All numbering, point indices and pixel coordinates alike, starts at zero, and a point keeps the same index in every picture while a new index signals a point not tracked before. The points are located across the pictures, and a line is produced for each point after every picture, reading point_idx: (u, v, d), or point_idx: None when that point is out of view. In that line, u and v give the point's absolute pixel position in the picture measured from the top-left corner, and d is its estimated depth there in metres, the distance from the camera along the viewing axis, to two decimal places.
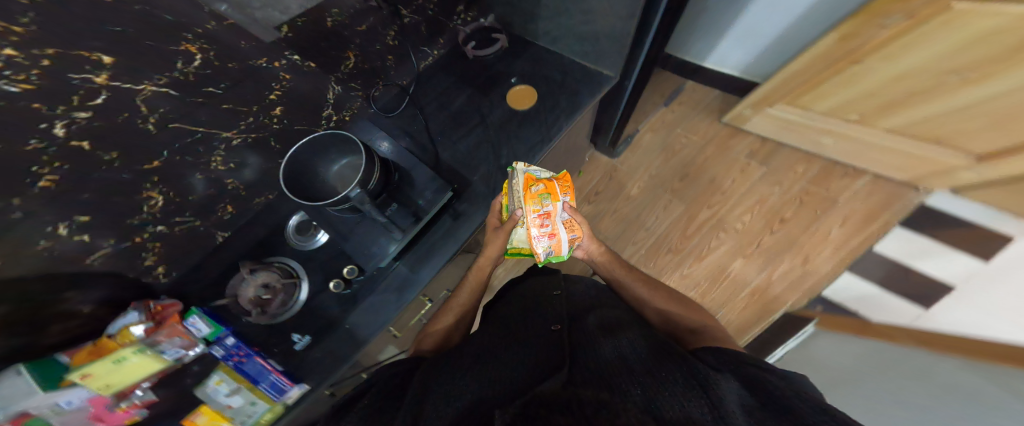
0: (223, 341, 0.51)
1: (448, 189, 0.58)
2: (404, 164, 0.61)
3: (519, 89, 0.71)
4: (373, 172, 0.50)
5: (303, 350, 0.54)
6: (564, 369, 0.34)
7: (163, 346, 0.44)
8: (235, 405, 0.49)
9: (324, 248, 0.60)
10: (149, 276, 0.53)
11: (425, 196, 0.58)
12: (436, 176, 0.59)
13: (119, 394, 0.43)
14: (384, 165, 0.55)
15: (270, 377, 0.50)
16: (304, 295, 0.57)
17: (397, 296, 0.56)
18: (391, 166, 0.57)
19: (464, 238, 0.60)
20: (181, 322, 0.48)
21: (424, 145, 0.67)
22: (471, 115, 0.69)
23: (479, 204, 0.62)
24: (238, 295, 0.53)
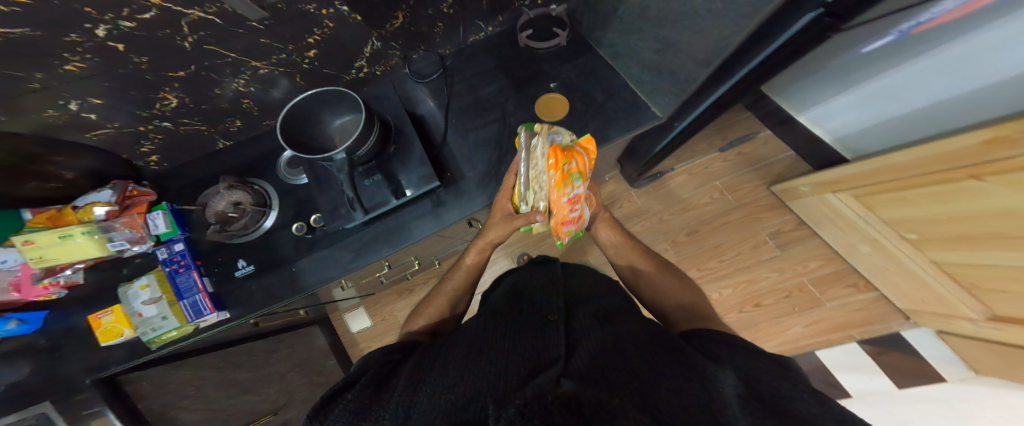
0: (170, 245, 0.68)
1: (436, 180, 0.63)
2: (407, 139, 0.66)
3: (553, 97, 0.69)
4: (366, 142, 0.57)
5: (243, 277, 0.70)
6: (558, 363, 0.35)
7: (113, 234, 0.64)
8: (143, 315, 0.65)
9: (303, 188, 0.74)
10: (140, 160, 0.71)
11: (410, 178, 0.63)
12: (427, 163, 0.64)
13: (48, 271, 0.63)
14: (383, 136, 0.62)
15: (195, 295, 0.65)
16: (269, 223, 0.72)
17: (351, 258, 0.67)
18: (390, 137, 0.64)
19: (432, 227, 0.65)
20: (144, 216, 0.68)
21: (437, 124, 0.71)
22: (492, 109, 0.71)
23: (459, 200, 0.66)
24: (213, 207, 0.72)
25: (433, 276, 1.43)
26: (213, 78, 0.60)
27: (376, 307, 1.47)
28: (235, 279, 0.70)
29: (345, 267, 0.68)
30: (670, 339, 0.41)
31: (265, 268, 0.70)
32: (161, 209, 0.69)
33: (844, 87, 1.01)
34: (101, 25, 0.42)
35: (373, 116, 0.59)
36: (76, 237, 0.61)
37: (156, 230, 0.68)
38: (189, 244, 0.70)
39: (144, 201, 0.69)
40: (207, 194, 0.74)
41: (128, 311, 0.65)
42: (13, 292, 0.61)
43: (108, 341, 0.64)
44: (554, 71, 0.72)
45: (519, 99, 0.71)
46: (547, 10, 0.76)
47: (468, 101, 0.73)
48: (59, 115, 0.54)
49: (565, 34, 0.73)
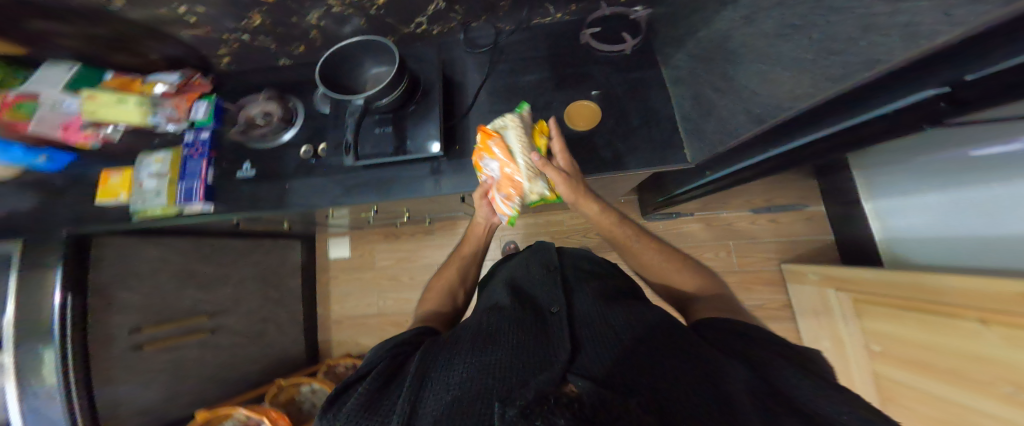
0: (198, 132, 0.71)
1: (437, 149, 0.60)
2: (431, 102, 0.63)
3: (585, 105, 0.65)
4: (387, 94, 0.57)
5: (242, 179, 0.69)
6: (566, 358, 0.33)
7: (159, 108, 0.69)
8: (142, 185, 0.68)
9: (323, 118, 0.73)
10: (215, 59, 0.74)
11: (417, 141, 0.61)
12: (437, 132, 0.61)
13: (94, 124, 0.66)
14: (406, 93, 0.61)
15: (194, 183, 0.66)
16: (286, 137, 0.72)
17: (339, 194, 0.66)
18: (413, 97, 0.62)
19: (420, 193, 0.63)
20: (191, 102, 0.73)
21: (468, 100, 0.68)
22: (525, 97, 0.67)
23: (461, 172, 0.63)
24: (249, 109, 0.74)
25: (419, 232, 1.44)
26: (294, 7, 0.60)
27: (358, 246, 1.48)
28: (232, 181, 0.70)
29: (332, 200, 0.66)
30: (671, 321, 0.40)
31: (262, 179, 0.70)
32: (208, 98, 0.74)
33: (898, 183, 0.88)
34: None
35: (404, 71, 0.58)
36: (131, 103, 0.66)
37: (193, 116, 0.72)
38: (215, 136, 0.72)
39: (200, 91, 0.75)
40: (245, 99, 0.77)
41: (133, 178, 0.68)
42: (58, 132, 0.63)
43: (104, 200, 0.69)
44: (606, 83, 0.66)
45: (557, 97, 0.67)
46: (626, 10, 0.69)
47: (503, 84, 0.69)
48: (169, 14, 0.59)
49: (633, 43, 0.67)
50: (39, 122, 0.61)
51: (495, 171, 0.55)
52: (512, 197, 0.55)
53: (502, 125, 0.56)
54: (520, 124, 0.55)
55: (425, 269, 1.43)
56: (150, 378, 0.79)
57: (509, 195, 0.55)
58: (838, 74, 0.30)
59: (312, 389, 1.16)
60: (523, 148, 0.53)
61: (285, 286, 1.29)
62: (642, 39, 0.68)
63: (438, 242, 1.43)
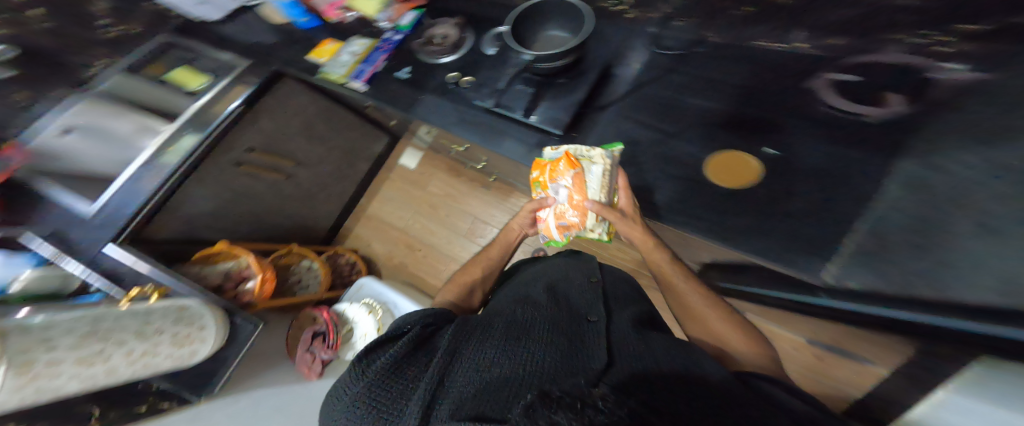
0: (395, 33, 0.94)
1: (558, 129, 0.67)
2: (577, 89, 0.70)
3: (748, 161, 0.57)
4: (550, 60, 0.64)
5: (396, 77, 0.88)
6: (603, 368, 0.33)
7: (387, 10, 0.97)
8: (341, 56, 0.94)
9: (484, 57, 0.83)
10: None
11: (543, 114, 0.69)
12: (566, 111, 0.68)
13: (345, 9, 1.01)
14: (562, 68, 0.68)
15: (368, 68, 0.89)
16: (445, 61, 0.86)
17: (454, 119, 0.79)
18: (564, 72, 0.70)
19: (516, 152, 0.72)
20: (405, 11, 0.96)
21: (605, 95, 0.71)
22: (664, 117, 0.66)
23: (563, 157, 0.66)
24: (435, 27, 0.91)
25: (476, 182, 1.47)
26: None
27: (424, 166, 1.56)
28: (389, 75, 0.89)
29: (444, 122, 0.79)
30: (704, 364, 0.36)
31: (409, 82, 0.87)
32: (417, 11, 0.97)
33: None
34: None
35: (577, 49, 0.64)
36: (376, 2, 0.97)
37: (400, 21, 0.96)
38: (403, 40, 0.93)
39: (416, 4, 0.97)
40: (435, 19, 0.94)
41: (340, 50, 0.95)
42: (327, 6, 1.02)
43: (311, 57, 0.96)
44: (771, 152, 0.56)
45: (686, 143, 0.62)
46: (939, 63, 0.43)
47: (647, 96, 0.68)
48: None
49: (895, 109, 0.48)
50: None
51: (562, 198, 0.61)
52: (563, 224, 0.62)
53: (589, 157, 0.61)
54: (609, 165, 0.59)
55: (458, 216, 1.48)
56: (214, 193, 0.93)
57: (563, 222, 0.62)
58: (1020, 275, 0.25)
59: (308, 267, 1.32)
60: (598, 188, 0.58)
61: (358, 167, 1.44)
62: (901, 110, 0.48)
63: (485, 197, 1.45)
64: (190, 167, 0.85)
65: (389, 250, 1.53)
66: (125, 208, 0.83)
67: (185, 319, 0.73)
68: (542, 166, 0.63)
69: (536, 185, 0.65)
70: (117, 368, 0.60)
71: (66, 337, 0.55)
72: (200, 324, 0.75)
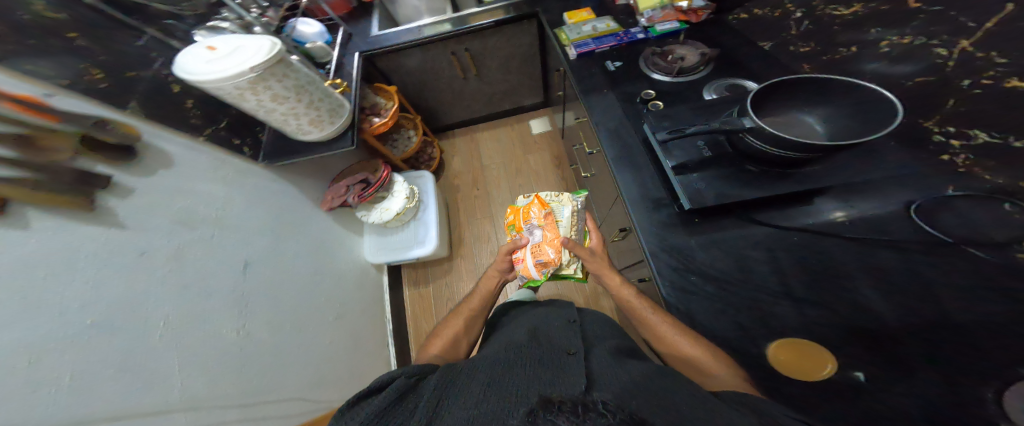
0: (641, 33, 0.94)
1: (691, 205, 0.56)
2: (761, 191, 0.55)
3: (824, 366, 0.44)
4: (765, 146, 0.53)
5: (603, 66, 0.90)
6: (585, 381, 0.37)
7: (657, 10, 0.95)
8: (585, 25, 1.01)
9: (692, 95, 0.78)
10: (737, 12, 0.90)
11: (696, 186, 0.57)
12: (721, 199, 0.55)
13: None
14: (766, 163, 0.57)
15: (591, 44, 0.93)
16: (656, 77, 0.83)
17: (611, 128, 0.76)
18: (765, 167, 0.57)
19: (635, 195, 0.63)
20: (669, 20, 0.94)
21: (778, 215, 0.56)
22: (811, 277, 0.50)
23: (671, 231, 0.58)
24: (679, 47, 0.87)
25: (563, 180, 1.57)
26: None
27: (547, 143, 1.70)
28: (600, 58, 0.92)
29: (601, 123, 0.77)
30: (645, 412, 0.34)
31: (609, 74, 0.88)
32: (681, 24, 0.94)
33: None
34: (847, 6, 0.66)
35: (807, 153, 0.51)
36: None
37: (657, 26, 0.94)
38: (641, 42, 0.94)
39: (688, 19, 0.94)
40: (689, 41, 0.89)
41: (588, 21, 1.02)
42: None
43: (566, 17, 1.08)
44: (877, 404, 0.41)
45: (790, 315, 0.48)
46: None
47: (827, 247, 0.52)
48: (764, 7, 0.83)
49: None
50: None
51: (536, 238, 0.67)
52: (538, 261, 0.64)
53: (559, 201, 0.72)
54: (576, 206, 0.71)
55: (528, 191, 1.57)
56: None
57: (540, 259, 0.64)
58: None
59: (408, 137, 1.51)
60: (568, 226, 0.69)
61: (505, 101, 1.70)
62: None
63: None
64: (439, 39, 1.24)
65: (465, 169, 1.68)
66: (384, 41, 1.25)
67: (336, 115, 0.88)
68: (517, 209, 0.74)
69: (512, 229, 0.73)
70: (277, 112, 0.76)
71: (293, 80, 0.72)
72: (338, 118, 0.90)
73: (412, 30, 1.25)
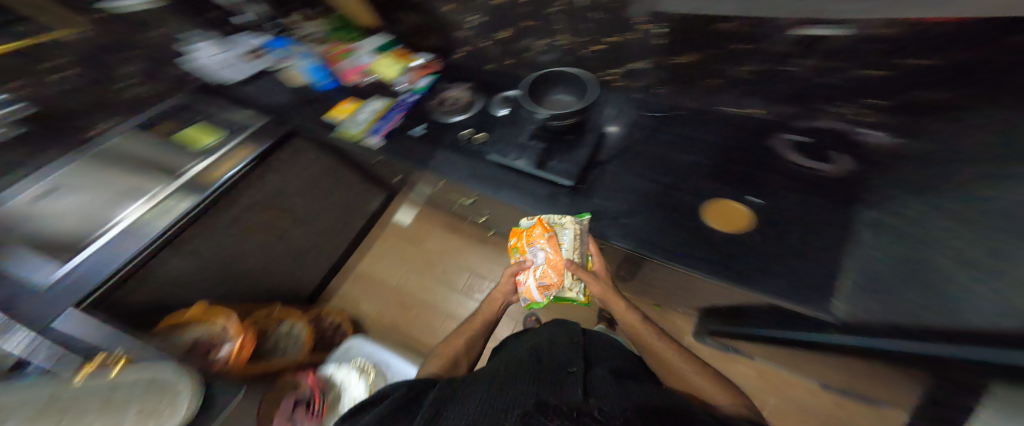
0: (412, 95, 0.83)
1: (570, 180, 0.58)
2: (606, 154, 0.62)
3: (744, 213, 0.49)
4: (570, 118, 0.55)
5: (412, 135, 0.76)
6: (580, 397, 0.34)
7: (406, 75, 0.87)
8: (358, 115, 0.80)
9: (470, 116, 0.76)
10: (444, 42, 0.86)
11: (558, 163, 0.59)
12: (581, 165, 0.59)
13: (364, 73, 0.89)
14: (579, 125, 0.61)
15: (386, 126, 0.77)
16: (455, 120, 0.76)
17: (456, 164, 0.69)
18: (598, 144, 0.63)
19: (530, 204, 0.61)
20: (423, 77, 0.86)
21: (618, 144, 0.62)
22: (676, 174, 0.56)
23: (574, 206, 0.58)
24: (448, 90, 0.82)
25: (473, 237, 1.36)
26: (525, 32, 0.70)
27: (424, 222, 1.43)
28: (403, 134, 0.77)
29: (457, 177, 0.67)
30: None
31: (406, 138, 0.76)
32: (433, 76, 0.87)
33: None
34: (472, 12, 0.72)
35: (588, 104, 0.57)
36: (396, 66, 0.86)
37: (417, 85, 0.85)
38: (419, 101, 0.82)
39: (432, 71, 0.88)
40: (451, 82, 0.85)
41: (358, 109, 0.81)
42: (345, 69, 0.89)
43: (328, 117, 0.81)
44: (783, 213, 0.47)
45: (701, 199, 0.52)
46: (852, 132, 0.50)
47: (655, 154, 0.59)
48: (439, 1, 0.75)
49: (839, 170, 0.48)
50: (346, 62, 0.90)
51: (541, 259, 0.57)
52: (544, 284, 0.55)
53: (561, 221, 0.55)
54: (581, 227, 0.54)
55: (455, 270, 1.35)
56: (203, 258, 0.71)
57: (544, 281, 0.55)
58: None
59: (288, 331, 1.07)
60: (574, 248, 0.53)
61: (353, 223, 1.19)
62: (857, 166, 0.48)
63: (483, 253, 1.35)
64: (186, 221, 0.64)
65: (377, 308, 1.31)
66: (84, 284, 0.56)
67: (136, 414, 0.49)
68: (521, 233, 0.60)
69: (517, 250, 0.61)
70: None
71: None
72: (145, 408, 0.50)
73: (135, 231, 0.61)
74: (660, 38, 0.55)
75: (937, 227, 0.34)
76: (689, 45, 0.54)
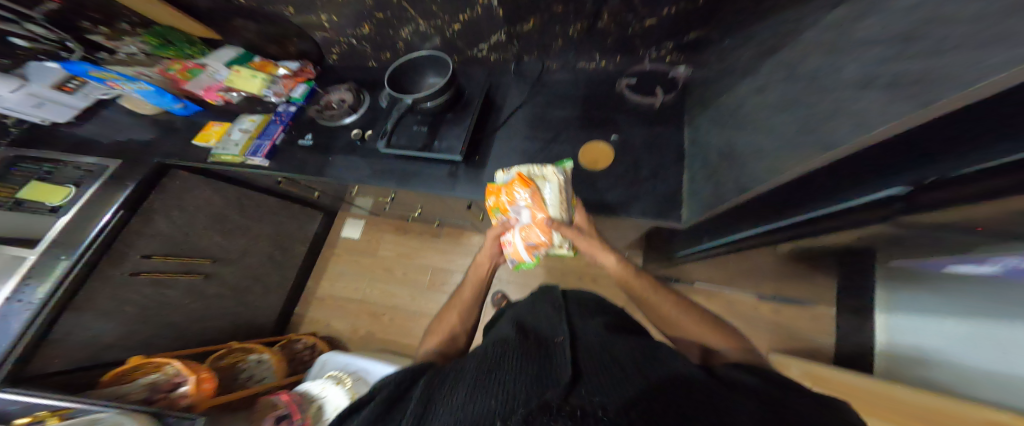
0: (288, 106, 0.78)
1: (458, 154, 0.58)
2: (487, 126, 0.65)
3: (602, 151, 0.56)
4: (436, 97, 0.57)
5: (302, 146, 0.74)
6: (574, 370, 0.30)
7: (273, 85, 0.78)
8: (231, 136, 0.74)
9: (359, 117, 0.75)
10: (326, 54, 0.83)
11: (443, 143, 0.60)
12: (461, 138, 0.59)
13: (226, 89, 0.77)
14: (452, 100, 0.62)
15: (265, 141, 0.72)
16: (347, 122, 0.74)
17: (357, 164, 0.68)
18: (454, 105, 0.63)
19: (432, 191, 0.62)
20: (298, 85, 0.79)
21: (502, 113, 0.65)
22: (554, 129, 0.61)
23: (473, 182, 0.60)
24: (328, 93, 0.79)
25: (426, 233, 1.21)
26: (391, 26, 0.69)
27: (371, 232, 1.26)
28: (296, 146, 0.74)
29: (358, 178, 0.67)
30: (897, 97, 0.15)
31: (311, 151, 0.73)
32: (310, 84, 0.81)
33: (911, 301, 0.54)
34: (327, 16, 0.70)
35: (452, 83, 0.59)
36: (257, 77, 0.76)
37: (292, 93, 0.78)
38: (300, 111, 0.79)
39: (306, 77, 0.81)
40: (331, 86, 0.81)
41: (228, 129, 0.75)
42: (200, 91, 0.75)
43: (197, 142, 0.74)
44: (640, 143, 0.55)
45: (574, 144, 0.59)
46: (667, 68, 0.59)
47: (535, 115, 0.64)
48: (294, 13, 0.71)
49: (663, 99, 0.56)
50: (194, 82, 0.74)
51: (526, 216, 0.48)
52: (534, 244, 0.48)
53: (542, 174, 0.50)
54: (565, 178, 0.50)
55: (415, 281, 1.17)
56: (105, 319, 0.66)
57: (534, 241, 0.48)
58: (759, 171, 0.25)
59: (259, 360, 0.91)
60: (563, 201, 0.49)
61: (294, 251, 1.13)
62: (674, 98, 0.57)
63: (441, 247, 1.19)
64: (75, 287, 0.60)
65: (350, 325, 1.15)
66: None
67: None
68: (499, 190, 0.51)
69: (496, 209, 0.52)
70: None
71: None
72: None
73: (9, 310, 0.56)
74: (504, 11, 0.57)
75: (710, 130, 0.41)
76: (530, 9, 0.56)
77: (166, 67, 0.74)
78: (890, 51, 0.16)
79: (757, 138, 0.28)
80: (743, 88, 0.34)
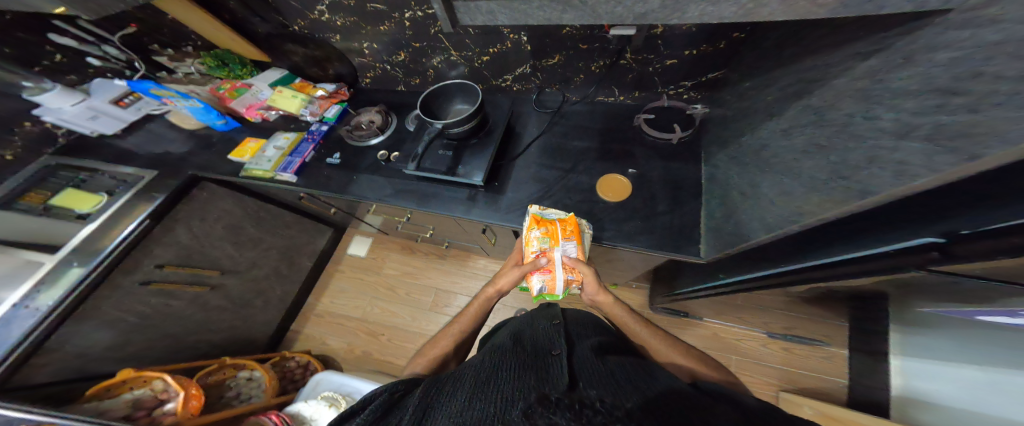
0: (320, 124, 0.82)
1: (480, 178, 0.60)
2: (509, 152, 0.67)
3: (621, 183, 0.57)
4: (465, 124, 0.60)
5: (329, 164, 0.76)
6: (567, 379, 0.29)
7: (310, 105, 0.84)
8: (264, 153, 0.77)
9: (386, 138, 0.78)
10: (358, 78, 0.88)
11: (466, 166, 0.62)
12: (484, 164, 0.61)
13: (267, 108, 0.84)
14: (479, 127, 0.64)
15: (295, 159, 0.75)
16: (373, 143, 0.77)
17: (382, 184, 0.70)
18: (480, 131, 0.65)
19: (451, 211, 0.63)
20: (331, 105, 0.85)
21: (523, 140, 0.68)
22: (572, 158, 0.63)
23: (493, 205, 0.62)
24: (358, 115, 0.82)
25: (432, 254, 1.21)
26: (425, 55, 0.73)
27: (379, 250, 1.26)
28: (323, 163, 0.77)
29: (379, 197, 0.68)
30: (942, 152, 0.16)
31: (336, 169, 0.75)
32: (343, 105, 0.85)
33: (924, 341, 0.53)
34: (366, 43, 0.75)
35: (481, 109, 0.62)
36: (297, 98, 0.82)
37: (325, 114, 0.83)
38: (331, 130, 0.82)
39: (340, 98, 0.86)
40: (361, 108, 0.85)
41: (263, 146, 0.79)
42: (242, 108, 0.82)
43: (232, 157, 0.78)
44: (659, 175, 0.57)
45: (594, 172, 0.61)
46: (685, 106, 0.62)
47: (554, 144, 0.66)
48: (338, 40, 0.77)
49: (681, 135, 0.58)
50: (239, 101, 0.82)
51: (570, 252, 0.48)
52: (569, 280, 0.48)
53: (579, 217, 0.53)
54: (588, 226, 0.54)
55: (418, 303, 1.15)
56: (114, 325, 0.65)
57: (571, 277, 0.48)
58: (794, 211, 0.27)
59: (249, 377, 0.86)
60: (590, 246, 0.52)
61: (300, 265, 1.12)
62: (690, 134, 0.59)
63: (447, 269, 1.18)
64: (83, 296, 0.59)
65: (346, 343, 1.12)
66: None
67: None
68: (549, 223, 0.50)
69: (543, 240, 0.48)
70: None
71: None
72: None
73: (13, 316, 0.54)
74: (537, 51, 0.63)
75: (731, 168, 0.43)
76: (556, 47, 0.61)
77: (217, 86, 0.83)
78: (925, 105, 0.18)
79: (784, 180, 0.29)
80: (765, 127, 0.35)
